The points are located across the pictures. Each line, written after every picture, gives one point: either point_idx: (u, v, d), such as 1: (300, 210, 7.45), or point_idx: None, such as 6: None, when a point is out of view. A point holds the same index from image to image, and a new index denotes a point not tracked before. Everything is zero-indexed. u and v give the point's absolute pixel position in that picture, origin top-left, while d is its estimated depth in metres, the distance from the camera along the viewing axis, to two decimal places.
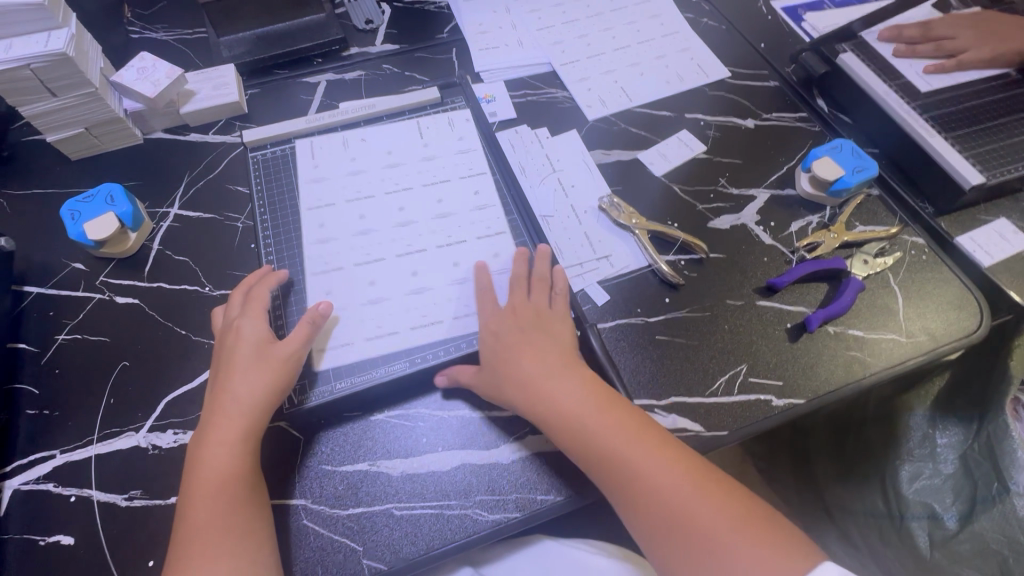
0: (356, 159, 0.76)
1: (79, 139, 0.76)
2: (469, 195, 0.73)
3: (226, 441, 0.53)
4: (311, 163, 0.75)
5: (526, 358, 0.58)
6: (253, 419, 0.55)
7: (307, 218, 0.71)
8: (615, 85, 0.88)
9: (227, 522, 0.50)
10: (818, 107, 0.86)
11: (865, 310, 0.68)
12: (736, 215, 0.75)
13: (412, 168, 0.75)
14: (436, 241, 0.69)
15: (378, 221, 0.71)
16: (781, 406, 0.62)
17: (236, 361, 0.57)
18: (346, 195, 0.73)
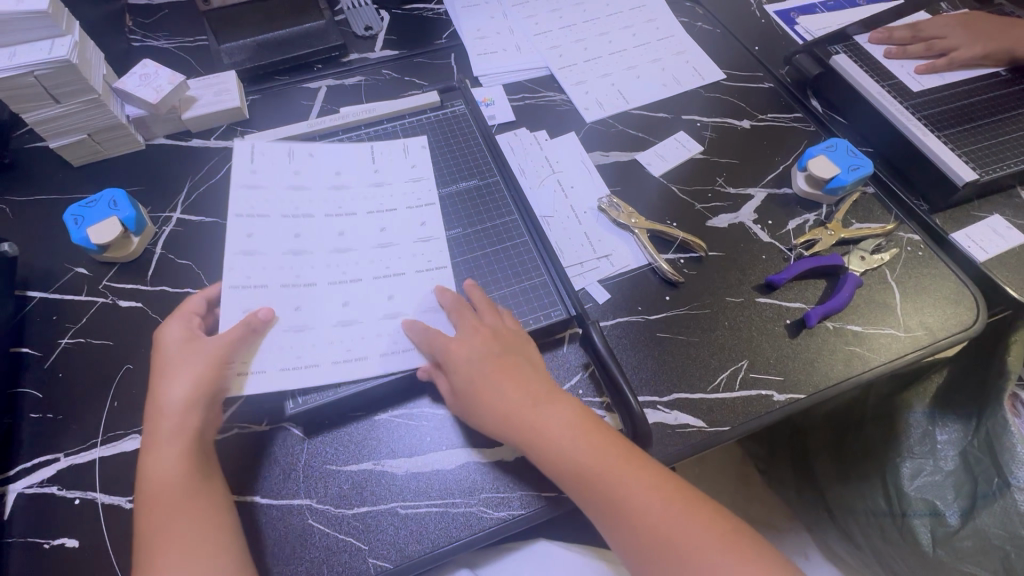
0: (300, 173, 0.71)
1: (82, 145, 0.77)
2: (414, 226, 0.70)
3: (173, 440, 0.52)
4: (249, 168, 0.71)
5: (504, 382, 0.56)
6: (196, 417, 0.54)
7: (233, 227, 0.66)
8: (612, 87, 0.90)
9: (191, 516, 0.50)
10: (812, 108, 0.87)
11: (864, 306, 0.68)
12: (734, 214, 0.76)
13: (358, 192, 0.71)
14: (373, 271, 0.66)
15: (315, 244, 0.66)
16: (782, 401, 0.62)
17: (174, 366, 0.55)
18: (283, 209, 0.68)
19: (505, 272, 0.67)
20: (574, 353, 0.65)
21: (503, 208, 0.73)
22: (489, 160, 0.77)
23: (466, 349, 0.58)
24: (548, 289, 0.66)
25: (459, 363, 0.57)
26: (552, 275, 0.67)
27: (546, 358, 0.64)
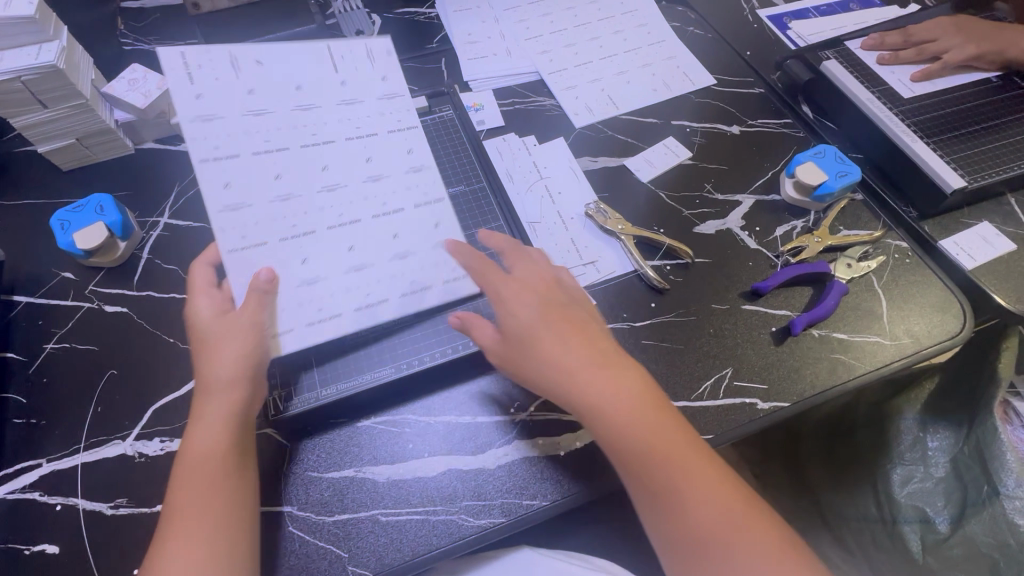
0: (255, 93, 0.59)
1: (70, 149, 0.77)
2: (400, 152, 0.64)
3: (222, 412, 0.52)
4: (189, 87, 0.57)
5: (564, 340, 0.54)
6: (246, 396, 0.53)
7: (200, 171, 0.55)
8: (602, 92, 0.89)
9: (222, 498, 0.50)
10: (802, 114, 0.87)
11: (850, 313, 0.68)
12: (722, 220, 0.76)
13: (331, 114, 0.62)
14: (371, 210, 0.61)
15: (300, 184, 0.59)
16: (765, 410, 0.62)
17: (223, 326, 0.54)
18: (251, 145, 0.58)
19: None
20: None
21: (489, 214, 0.73)
22: (474, 165, 0.77)
23: (519, 305, 0.56)
24: None
25: (514, 316, 0.55)
26: None
27: None
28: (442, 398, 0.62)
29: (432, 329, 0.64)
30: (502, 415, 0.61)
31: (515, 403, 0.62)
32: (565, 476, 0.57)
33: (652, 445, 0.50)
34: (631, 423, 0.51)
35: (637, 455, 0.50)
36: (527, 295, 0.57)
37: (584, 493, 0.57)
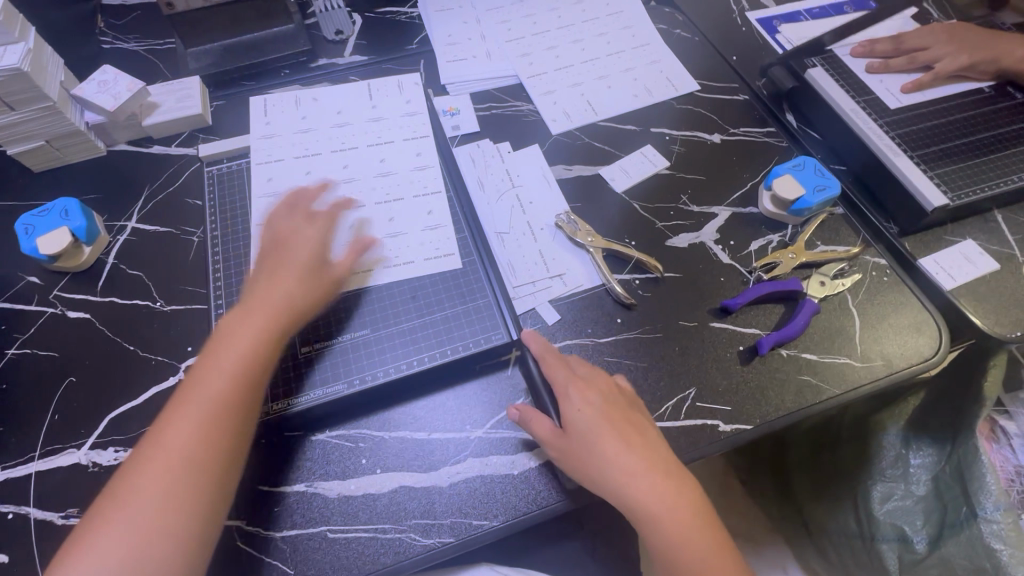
0: (307, 119, 0.82)
1: (40, 151, 0.77)
2: (410, 155, 0.79)
3: (241, 338, 0.55)
4: (263, 118, 0.82)
5: (628, 446, 0.55)
6: (264, 332, 0.56)
7: (255, 171, 0.76)
8: (582, 98, 0.88)
9: (207, 416, 0.51)
10: (787, 123, 0.85)
11: (821, 333, 0.66)
12: (695, 233, 0.74)
13: (359, 129, 0.81)
14: (376, 197, 0.74)
15: (323, 178, 0.76)
16: (726, 432, 0.61)
17: (286, 264, 0.61)
18: (295, 152, 0.78)
19: (450, 293, 0.67)
20: (517, 376, 0.63)
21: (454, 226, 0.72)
22: (443, 176, 0.77)
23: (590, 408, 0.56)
24: (492, 310, 0.66)
25: (578, 410, 0.56)
26: (495, 296, 0.67)
27: (489, 381, 0.63)
28: (398, 412, 0.61)
29: (394, 342, 0.64)
30: (458, 432, 0.60)
31: (472, 419, 0.61)
32: (517, 497, 0.57)
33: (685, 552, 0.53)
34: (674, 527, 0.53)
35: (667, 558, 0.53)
36: (590, 395, 0.57)
37: (535, 513, 0.56)
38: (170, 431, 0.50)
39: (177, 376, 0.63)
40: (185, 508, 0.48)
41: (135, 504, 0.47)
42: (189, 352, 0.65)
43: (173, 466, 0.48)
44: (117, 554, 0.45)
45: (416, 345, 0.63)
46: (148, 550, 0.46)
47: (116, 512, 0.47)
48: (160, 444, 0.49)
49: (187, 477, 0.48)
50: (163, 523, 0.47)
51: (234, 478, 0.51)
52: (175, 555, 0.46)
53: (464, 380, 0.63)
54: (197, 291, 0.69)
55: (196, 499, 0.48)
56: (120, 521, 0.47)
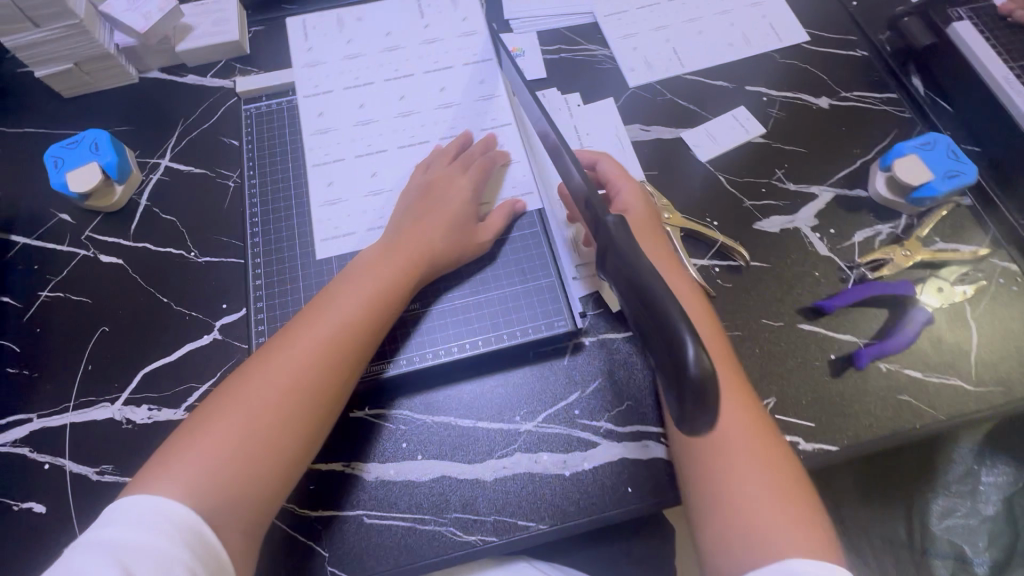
0: (353, 42, 0.71)
1: (69, 75, 0.70)
2: (472, 83, 0.69)
3: (382, 275, 0.54)
4: (305, 43, 0.71)
5: (658, 247, 0.55)
6: (408, 280, 0.54)
7: (304, 105, 0.68)
8: (666, 44, 0.75)
9: (332, 346, 0.49)
10: (912, 88, 0.71)
11: (930, 348, 0.57)
12: (789, 217, 0.64)
13: (412, 52, 0.70)
14: (441, 132, 0.66)
15: (380, 111, 0.68)
16: (807, 451, 0.54)
17: (432, 211, 0.58)
18: (345, 82, 0.69)
19: (507, 267, 0.60)
20: (576, 367, 0.57)
21: (524, 176, 0.64)
22: (509, 107, 0.67)
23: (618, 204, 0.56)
24: (555, 293, 0.59)
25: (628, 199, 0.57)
26: (560, 278, 0.59)
27: (544, 369, 0.57)
28: (443, 394, 0.56)
29: (446, 317, 0.58)
30: (506, 423, 0.55)
31: (522, 411, 0.55)
32: (568, 501, 0.52)
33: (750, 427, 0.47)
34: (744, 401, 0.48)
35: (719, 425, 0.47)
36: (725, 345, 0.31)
37: (586, 520, 0.52)
38: (299, 340, 0.49)
39: (211, 335, 0.59)
40: (293, 429, 0.47)
41: (248, 412, 0.46)
42: (223, 309, 0.61)
43: (294, 384, 0.47)
44: (222, 456, 0.44)
45: (468, 323, 0.57)
46: (254, 458, 0.45)
47: (229, 408, 0.46)
48: (271, 366, 0.48)
49: (304, 400, 0.47)
50: (249, 448, 0.45)
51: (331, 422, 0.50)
52: (275, 470, 0.45)
53: (516, 366, 0.57)
54: (231, 242, 0.64)
55: (307, 424, 0.47)
56: (232, 425, 0.45)
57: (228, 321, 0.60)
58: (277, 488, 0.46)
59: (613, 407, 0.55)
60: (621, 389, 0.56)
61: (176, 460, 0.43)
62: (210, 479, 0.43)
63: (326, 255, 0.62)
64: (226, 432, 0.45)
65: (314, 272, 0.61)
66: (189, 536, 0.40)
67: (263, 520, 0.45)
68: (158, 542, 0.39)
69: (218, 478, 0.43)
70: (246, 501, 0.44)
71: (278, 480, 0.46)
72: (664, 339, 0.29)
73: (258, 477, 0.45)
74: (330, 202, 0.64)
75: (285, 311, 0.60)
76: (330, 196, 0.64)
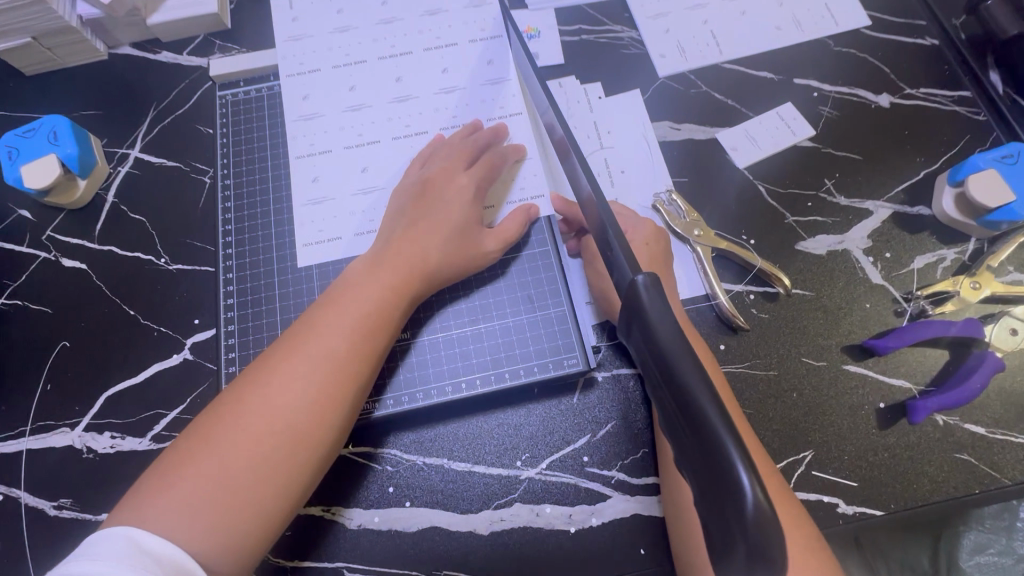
0: (344, 12, 0.61)
1: (29, 51, 0.63)
2: (479, 64, 0.59)
3: (374, 292, 0.46)
4: (289, 13, 0.61)
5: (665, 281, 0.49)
6: (402, 298, 0.47)
7: (286, 86, 0.59)
8: (704, 27, 0.65)
9: (317, 378, 0.42)
10: (989, 87, 0.61)
11: (997, 400, 0.49)
12: (839, 237, 0.56)
13: (411, 27, 0.60)
14: (442, 122, 0.57)
15: (373, 95, 0.58)
16: (847, 515, 0.47)
17: (431, 216, 0.50)
18: (333, 59, 0.60)
19: (513, 291, 0.52)
20: (588, 407, 0.50)
21: (538, 174, 0.55)
22: (518, 95, 0.58)
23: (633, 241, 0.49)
24: (566, 323, 0.51)
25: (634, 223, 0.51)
26: (572, 305, 0.52)
27: (551, 408, 0.50)
28: (438, 433, 0.50)
29: (441, 343, 0.51)
30: (506, 470, 0.49)
31: (524, 456, 0.49)
32: (572, 561, 0.47)
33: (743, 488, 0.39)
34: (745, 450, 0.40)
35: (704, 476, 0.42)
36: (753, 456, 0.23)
37: None
38: (279, 373, 0.42)
39: (181, 355, 0.54)
40: (277, 475, 0.40)
41: (223, 458, 0.39)
42: (195, 326, 0.55)
43: (275, 424, 0.41)
44: (195, 511, 0.38)
45: (466, 356, 0.50)
46: (235, 516, 0.38)
47: (201, 457, 0.39)
48: (247, 406, 0.41)
49: (288, 441, 0.41)
50: (229, 504, 0.38)
51: (325, 464, 0.43)
52: (260, 525, 0.39)
53: (519, 404, 0.50)
54: (205, 248, 0.57)
55: (292, 469, 0.40)
56: (206, 473, 0.39)
57: (200, 339, 0.54)
58: (258, 542, 0.39)
59: (627, 455, 0.49)
60: (637, 434, 0.49)
61: (142, 514, 0.37)
62: (181, 538, 0.37)
63: (309, 262, 0.54)
64: (199, 488, 0.38)
65: (292, 289, 0.54)
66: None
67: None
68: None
69: (191, 536, 0.37)
70: (221, 560, 0.38)
71: (259, 534, 0.39)
72: (704, 459, 0.22)
73: (235, 532, 0.38)
74: (314, 201, 0.55)
75: (261, 333, 0.53)
76: (314, 193, 0.56)
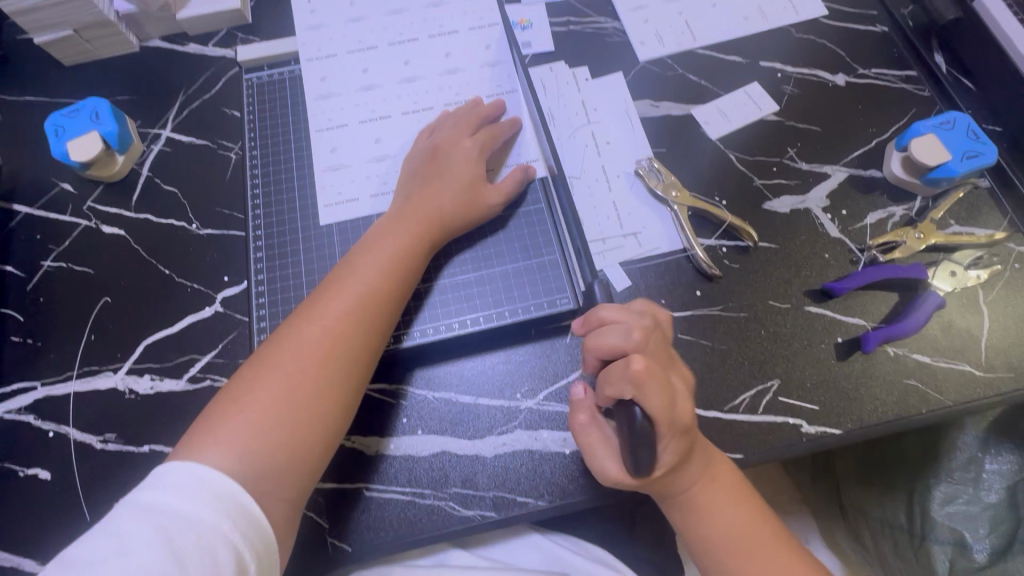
0: (357, 6, 0.70)
1: (70, 43, 0.69)
2: (479, 50, 0.67)
3: (397, 241, 0.53)
4: (308, 7, 0.70)
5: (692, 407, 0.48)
6: (424, 246, 0.54)
7: (307, 69, 0.67)
8: (679, 17, 0.72)
9: (358, 312, 0.49)
10: (935, 66, 0.68)
11: (940, 333, 0.56)
12: (801, 198, 0.62)
13: (416, 16, 0.68)
14: (445, 99, 0.65)
15: (383, 76, 0.66)
16: (810, 434, 0.53)
17: (444, 178, 0.57)
18: (348, 46, 0.68)
19: (511, 244, 0.59)
20: (580, 345, 0.56)
21: (530, 144, 0.62)
22: (514, 75, 0.65)
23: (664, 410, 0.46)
24: (559, 270, 0.58)
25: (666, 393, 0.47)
26: (563, 254, 0.58)
27: (547, 347, 0.56)
28: (445, 371, 0.56)
29: (447, 291, 0.57)
30: (506, 402, 0.54)
31: (523, 388, 0.55)
32: (570, 478, 0.52)
33: (744, 535, 0.49)
34: (727, 515, 0.50)
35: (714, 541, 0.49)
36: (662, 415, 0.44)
37: (586, 497, 0.52)
38: (324, 310, 0.49)
39: (213, 308, 0.59)
40: (331, 394, 0.47)
41: (286, 379, 0.46)
42: (225, 282, 0.60)
43: (326, 350, 0.47)
44: (267, 425, 0.44)
45: (471, 300, 0.57)
46: (297, 427, 0.45)
47: (265, 380, 0.46)
48: (300, 337, 0.48)
49: (338, 366, 0.47)
50: (292, 417, 0.45)
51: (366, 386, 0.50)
52: (317, 436, 0.46)
53: (517, 344, 0.56)
54: (233, 215, 0.63)
55: (344, 388, 0.48)
56: (272, 391, 0.46)
57: (230, 294, 0.60)
58: (321, 453, 0.46)
59: None
60: None
61: (222, 430, 0.44)
62: (257, 448, 0.44)
63: (332, 220, 0.61)
64: (265, 405, 0.45)
65: (313, 247, 0.60)
66: (234, 510, 0.40)
67: (306, 489, 0.46)
68: (203, 519, 0.39)
69: (267, 446, 0.44)
70: (296, 464, 0.45)
71: (321, 442, 0.46)
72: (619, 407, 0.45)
73: (304, 442, 0.46)
74: (334, 167, 0.63)
75: (287, 283, 0.59)
76: (334, 160, 0.63)
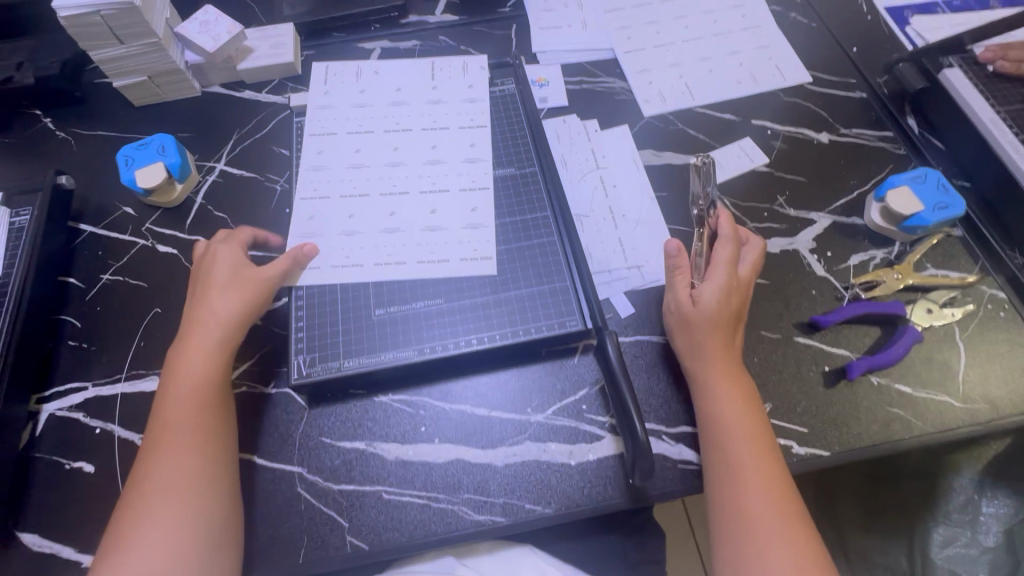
0: (365, 92, 0.78)
1: (143, 87, 0.79)
2: (463, 146, 0.73)
3: (193, 361, 0.57)
4: (322, 89, 0.78)
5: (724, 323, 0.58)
6: (213, 355, 0.58)
7: (348, 113, 0.76)
8: (679, 80, 0.82)
9: (177, 454, 0.53)
10: (907, 128, 0.76)
11: (921, 365, 0.61)
12: (790, 239, 0.69)
13: (445, 70, 0.79)
14: (466, 140, 0.74)
15: (413, 122, 0.75)
16: (800, 455, 0.57)
17: (215, 291, 0.61)
18: (386, 96, 0.77)
19: (526, 271, 0.65)
20: (585, 365, 0.62)
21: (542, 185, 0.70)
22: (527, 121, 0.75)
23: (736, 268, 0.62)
24: (568, 295, 0.63)
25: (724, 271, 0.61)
26: (574, 282, 0.64)
27: (556, 366, 0.61)
28: (461, 385, 0.61)
29: (465, 311, 0.63)
30: (518, 414, 0.59)
31: (533, 403, 0.60)
32: (576, 488, 0.56)
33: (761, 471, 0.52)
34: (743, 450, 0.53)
35: (720, 422, 0.54)
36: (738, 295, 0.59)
37: (589, 507, 0.55)
38: (158, 449, 0.53)
39: None
40: (197, 515, 0.51)
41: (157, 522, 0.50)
42: None
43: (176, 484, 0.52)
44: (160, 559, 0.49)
45: (487, 321, 0.62)
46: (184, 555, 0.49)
47: (142, 527, 0.50)
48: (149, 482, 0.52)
49: (192, 490, 0.51)
50: (179, 546, 0.50)
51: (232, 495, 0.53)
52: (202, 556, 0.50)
53: (529, 362, 0.62)
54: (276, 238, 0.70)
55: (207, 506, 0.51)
56: (152, 533, 0.50)
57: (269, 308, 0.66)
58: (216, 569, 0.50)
59: None
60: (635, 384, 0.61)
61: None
62: None
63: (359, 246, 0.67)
64: (153, 542, 0.50)
65: None
66: None
67: None
68: None
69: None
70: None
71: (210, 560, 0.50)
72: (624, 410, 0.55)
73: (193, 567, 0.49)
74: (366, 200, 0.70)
75: (321, 297, 0.63)
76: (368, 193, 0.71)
